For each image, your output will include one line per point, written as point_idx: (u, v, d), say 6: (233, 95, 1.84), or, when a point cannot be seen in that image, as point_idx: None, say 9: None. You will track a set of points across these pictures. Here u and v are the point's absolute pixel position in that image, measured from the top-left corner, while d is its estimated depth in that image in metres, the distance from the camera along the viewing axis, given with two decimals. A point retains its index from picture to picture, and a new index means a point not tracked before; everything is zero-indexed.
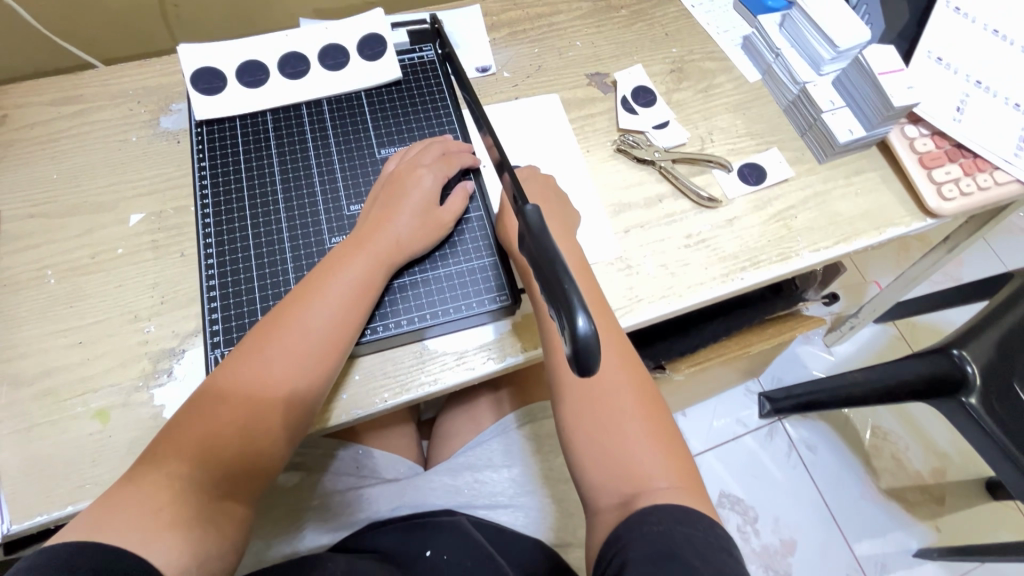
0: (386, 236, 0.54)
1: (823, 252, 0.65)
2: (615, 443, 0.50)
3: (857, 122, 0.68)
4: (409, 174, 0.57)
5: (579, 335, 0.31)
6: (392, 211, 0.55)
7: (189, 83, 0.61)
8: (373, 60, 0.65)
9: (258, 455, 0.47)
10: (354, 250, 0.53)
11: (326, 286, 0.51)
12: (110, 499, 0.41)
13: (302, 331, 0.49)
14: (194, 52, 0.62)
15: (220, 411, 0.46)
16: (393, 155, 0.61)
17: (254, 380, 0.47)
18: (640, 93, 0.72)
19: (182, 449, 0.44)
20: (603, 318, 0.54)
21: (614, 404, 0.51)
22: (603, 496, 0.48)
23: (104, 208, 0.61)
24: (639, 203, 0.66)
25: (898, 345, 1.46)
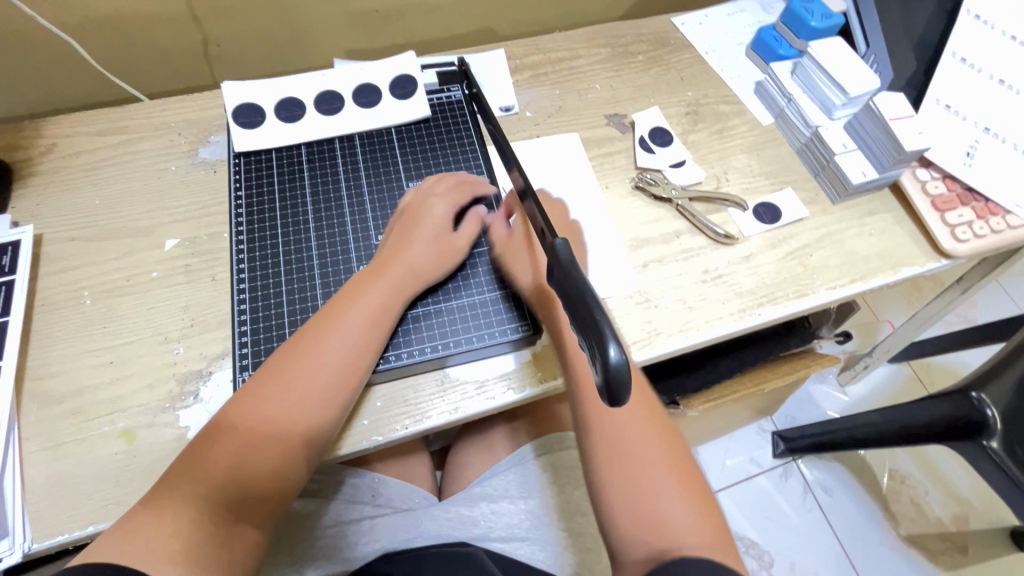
0: (404, 262, 0.56)
1: (839, 290, 0.66)
2: (639, 492, 0.49)
3: (869, 164, 0.70)
4: (424, 203, 0.60)
5: (611, 364, 0.33)
6: (411, 240, 0.58)
7: (231, 116, 0.65)
8: (405, 98, 0.69)
9: (278, 480, 0.47)
10: (374, 276, 0.55)
11: (347, 309, 0.53)
12: (132, 520, 0.42)
13: (322, 351, 0.50)
14: (238, 88, 0.66)
15: (239, 433, 0.46)
16: (410, 188, 0.64)
17: (274, 400, 0.48)
18: (658, 134, 0.75)
19: (204, 471, 0.44)
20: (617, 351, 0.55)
21: (633, 448, 0.51)
22: (628, 549, 0.48)
23: (141, 233, 0.63)
24: (656, 238, 0.68)
25: (913, 386, 1.45)
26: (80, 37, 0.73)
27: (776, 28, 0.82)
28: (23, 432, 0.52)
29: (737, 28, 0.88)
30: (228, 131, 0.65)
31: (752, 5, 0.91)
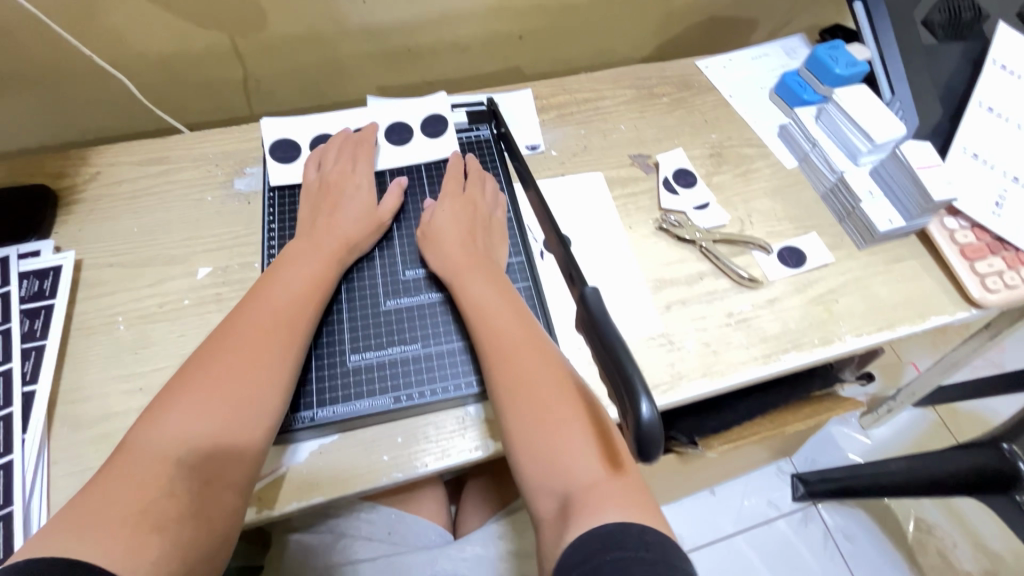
0: (338, 232, 0.60)
1: (865, 337, 0.65)
2: (545, 439, 0.49)
3: (896, 212, 0.70)
4: (344, 177, 0.65)
5: (644, 420, 0.33)
6: (333, 210, 0.62)
7: (268, 150, 0.68)
8: (435, 137, 0.71)
9: (237, 442, 0.47)
10: (311, 246, 0.58)
11: (288, 276, 0.56)
12: (90, 497, 0.42)
13: (268, 310, 0.53)
14: (277, 124, 0.70)
15: (190, 392, 0.47)
16: (309, 162, 0.67)
17: (223, 361, 0.49)
18: (682, 175, 0.76)
19: (162, 439, 0.45)
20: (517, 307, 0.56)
21: (529, 389, 0.51)
22: (540, 501, 0.48)
23: (176, 261, 0.65)
24: (679, 279, 0.68)
25: (939, 431, 1.41)
26: (129, 73, 0.77)
27: (800, 73, 0.83)
28: (52, 454, 0.53)
29: (761, 71, 0.89)
30: (264, 164, 0.68)
31: (776, 50, 0.92)
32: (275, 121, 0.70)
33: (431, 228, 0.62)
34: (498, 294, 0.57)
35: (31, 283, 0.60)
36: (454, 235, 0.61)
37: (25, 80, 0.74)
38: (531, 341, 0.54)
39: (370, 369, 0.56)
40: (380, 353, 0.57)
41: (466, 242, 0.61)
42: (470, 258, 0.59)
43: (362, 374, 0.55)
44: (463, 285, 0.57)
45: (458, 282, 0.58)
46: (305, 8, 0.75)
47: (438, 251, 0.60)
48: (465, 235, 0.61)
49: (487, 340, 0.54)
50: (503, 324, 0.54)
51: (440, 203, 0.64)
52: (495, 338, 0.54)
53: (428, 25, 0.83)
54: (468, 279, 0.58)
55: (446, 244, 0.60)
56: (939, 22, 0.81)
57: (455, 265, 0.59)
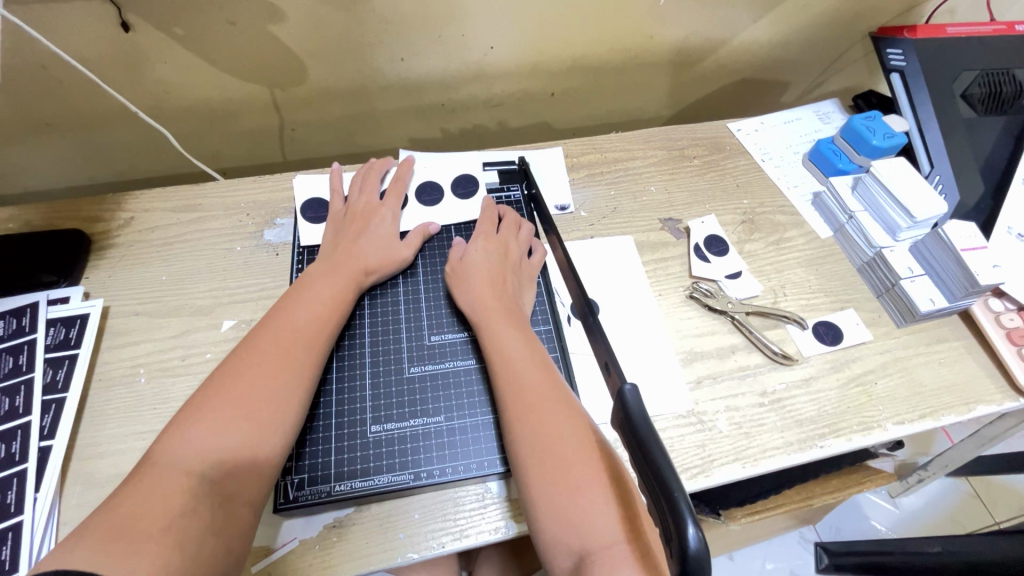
0: (360, 258, 0.62)
1: (908, 425, 0.62)
2: (560, 489, 0.46)
3: (938, 292, 0.68)
4: (370, 210, 0.67)
5: (690, 547, 0.30)
6: (357, 236, 0.64)
7: (300, 210, 0.70)
8: (465, 197, 0.72)
9: (259, 455, 0.45)
10: (332, 269, 0.60)
11: (311, 296, 0.56)
12: (107, 517, 0.39)
13: (291, 326, 0.53)
14: (312, 182, 0.73)
15: (214, 405, 0.46)
16: (333, 195, 0.70)
17: (247, 374, 0.48)
18: (713, 242, 0.75)
19: (185, 453, 0.43)
20: (532, 346, 0.55)
21: (546, 434, 0.48)
22: (555, 558, 0.44)
23: (201, 312, 0.64)
24: (710, 352, 0.66)
25: (973, 505, 1.33)
26: (170, 120, 0.79)
27: (835, 141, 0.82)
28: (63, 514, 0.51)
29: (794, 136, 0.89)
30: (297, 224, 0.69)
31: (809, 114, 0.92)
32: (310, 181, 0.73)
33: (461, 270, 0.63)
34: (520, 336, 0.56)
35: (57, 331, 0.60)
36: (482, 277, 0.61)
37: (70, 125, 0.76)
38: (546, 378, 0.53)
39: (392, 441, 0.54)
40: (403, 424, 0.55)
41: (493, 284, 0.61)
42: (496, 300, 0.59)
43: (384, 445, 0.54)
44: (488, 328, 0.57)
45: (484, 324, 0.58)
46: (343, 64, 0.76)
47: (467, 292, 0.61)
48: (493, 277, 0.61)
49: (507, 382, 0.53)
50: (522, 365, 0.53)
51: (471, 245, 0.65)
52: (515, 380, 0.52)
53: (462, 82, 0.84)
54: (495, 321, 0.57)
55: (474, 285, 0.61)
56: (979, 96, 0.80)
57: (482, 307, 0.59)
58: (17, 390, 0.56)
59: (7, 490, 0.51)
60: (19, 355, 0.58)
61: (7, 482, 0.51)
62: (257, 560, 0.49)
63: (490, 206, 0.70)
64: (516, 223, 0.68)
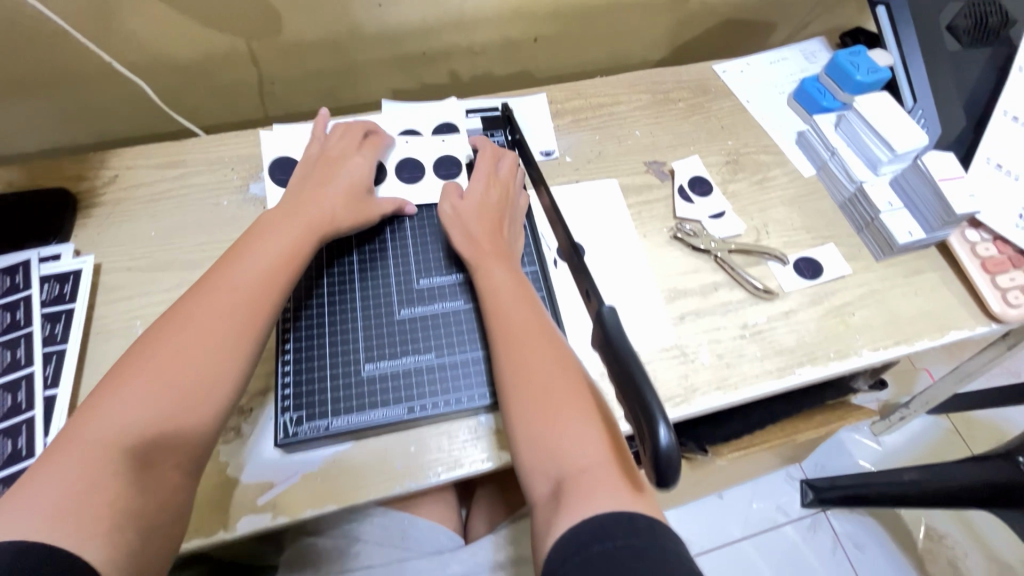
0: (321, 209, 0.58)
1: (883, 351, 0.65)
2: (544, 421, 0.48)
3: (916, 224, 0.69)
4: (341, 160, 0.63)
5: (661, 446, 0.32)
6: (321, 186, 0.60)
7: (269, 172, 0.70)
8: (438, 146, 0.72)
9: (198, 416, 0.44)
10: (287, 220, 0.56)
11: (253, 251, 0.53)
12: (18, 494, 0.38)
13: (223, 286, 0.50)
14: (276, 144, 0.72)
15: (146, 373, 0.44)
16: (311, 140, 0.67)
17: (180, 337, 0.46)
18: (698, 183, 0.75)
19: (103, 426, 0.41)
20: (520, 288, 0.57)
21: (534, 371, 0.50)
22: (534, 483, 0.46)
23: (193, 266, 0.65)
24: (694, 289, 0.67)
25: (951, 439, 1.39)
26: (150, 75, 0.78)
27: (820, 79, 0.81)
28: None
29: (780, 77, 0.88)
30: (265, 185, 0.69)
31: (795, 53, 0.91)
32: (274, 143, 0.72)
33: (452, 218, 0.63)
34: (511, 279, 0.57)
35: (51, 286, 0.61)
36: (476, 222, 0.61)
37: (44, 83, 0.75)
38: (533, 318, 0.54)
39: (384, 378, 0.56)
40: (394, 363, 0.57)
41: (485, 229, 0.61)
42: (487, 244, 0.60)
43: (378, 383, 0.56)
44: (483, 272, 0.58)
45: (478, 266, 0.58)
46: (320, 13, 0.75)
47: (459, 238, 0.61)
48: (486, 223, 0.61)
49: (497, 323, 0.54)
50: (510, 307, 0.55)
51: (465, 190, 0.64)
52: (506, 320, 0.54)
53: (444, 29, 0.82)
54: (488, 264, 0.58)
55: (466, 231, 0.61)
56: (964, 28, 0.79)
57: (476, 251, 0.59)
58: (17, 343, 0.57)
59: (17, 436, 0.53)
60: (16, 310, 0.59)
61: (17, 428, 0.53)
62: (263, 493, 0.52)
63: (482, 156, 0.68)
64: (508, 165, 0.67)
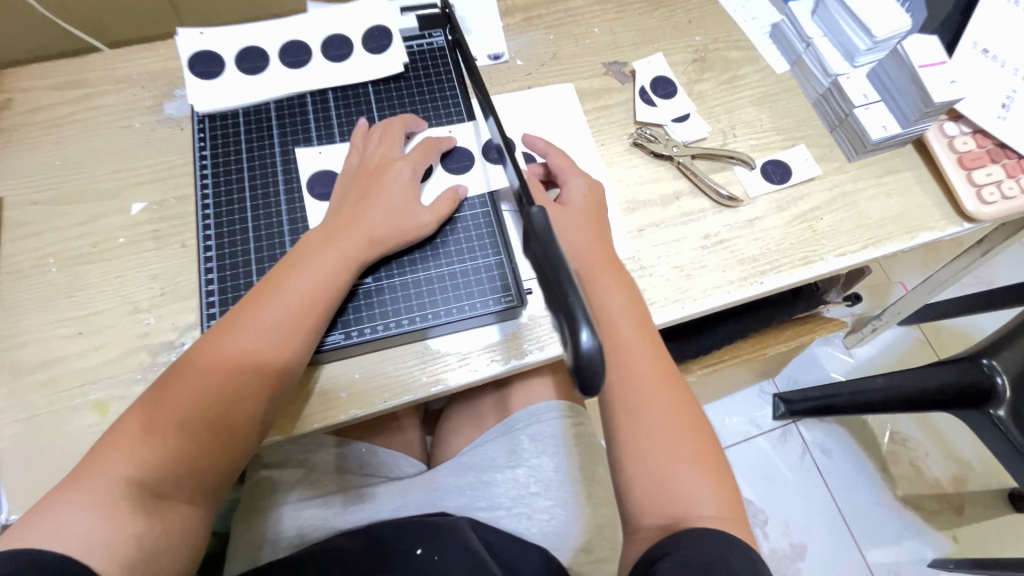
0: (359, 233, 0.52)
1: (850, 256, 0.62)
2: (646, 450, 0.49)
3: (892, 119, 0.64)
4: (384, 167, 0.56)
5: (583, 350, 0.30)
6: (365, 206, 0.53)
7: (306, 187, 0.57)
8: (378, 52, 0.62)
9: (221, 453, 0.48)
10: (322, 248, 0.52)
11: (283, 289, 0.50)
12: (56, 502, 0.43)
13: (250, 336, 0.49)
14: (315, 155, 0.58)
15: (180, 407, 0.47)
16: (351, 149, 0.58)
17: (217, 374, 0.48)
18: (660, 84, 0.69)
19: (125, 463, 0.45)
20: (636, 316, 0.52)
21: (640, 404, 0.50)
22: (644, 516, 0.48)
23: (107, 196, 0.59)
24: (654, 201, 0.63)
25: (921, 349, 1.41)
26: None
27: None
28: None
29: None
30: (301, 203, 0.57)
31: None
32: (311, 153, 0.58)
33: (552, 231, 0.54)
34: (626, 295, 0.53)
35: None
36: (577, 231, 0.54)
37: None
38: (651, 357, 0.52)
39: (377, 292, 0.55)
40: (372, 282, 0.55)
41: (595, 243, 0.54)
42: (602, 253, 0.54)
43: (358, 301, 0.54)
44: (595, 286, 0.52)
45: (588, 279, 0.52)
46: None
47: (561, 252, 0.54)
48: (594, 232, 0.55)
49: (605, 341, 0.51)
50: (631, 340, 0.51)
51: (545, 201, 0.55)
52: (616, 344, 0.51)
53: None
54: (601, 285, 0.52)
55: (571, 243, 0.53)
56: None
57: (589, 261, 0.53)
58: None
59: None
60: None
61: None
62: None
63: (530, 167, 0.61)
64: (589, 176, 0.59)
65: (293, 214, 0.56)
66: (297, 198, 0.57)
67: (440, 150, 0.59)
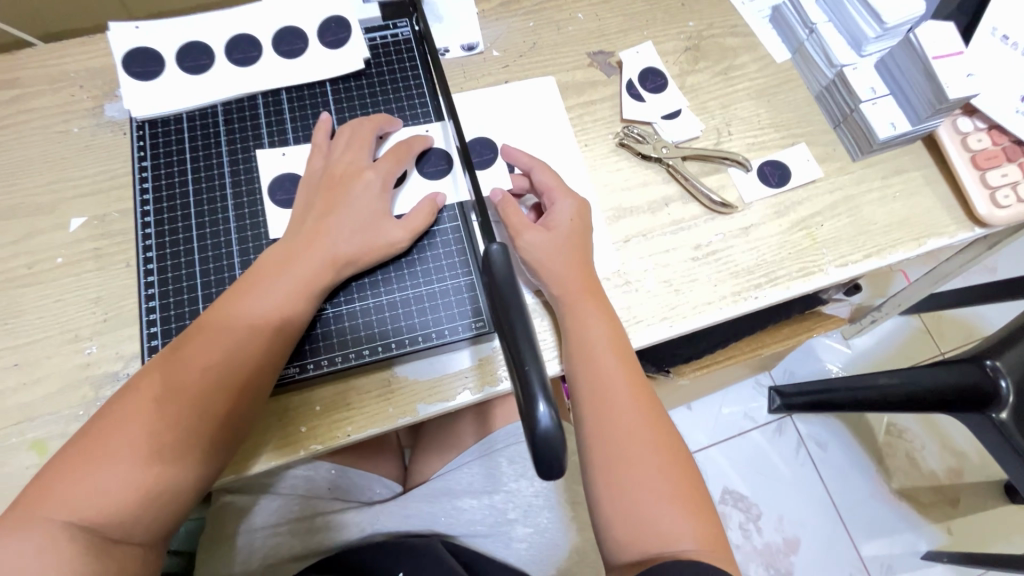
0: (324, 252, 0.47)
1: (852, 266, 0.58)
2: (624, 484, 0.46)
3: (902, 115, 0.59)
4: (351, 178, 0.50)
5: (539, 425, 0.28)
6: (330, 222, 0.48)
7: (267, 193, 0.54)
8: (335, 47, 0.57)
9: (170, 497, 0.42)
10: (283, 266, 0.47)
11: (240, 313, 0.45)
12: None
13: (202, 364, 0.43)
14: (278, 157, 0.55)
15: (123, 444, 0.41)
16: (314, 149, 0.53)
17: (165, 407, 0.42)
18: (649, 76, 0.63)
19: (64, 513, 0.39)
20: (614, 343, 0.49)
21: (619, 434, 0.47)
22: (619, 550, 0.45)
23: (43, 211, 0.54)
24: (641, 207, 0.58)
25: (922, 339, 1.32)
26: None
27: None
28: None
29: None
30: (261, 211, 0.53)
31: None
32: (273, 156, 0.55)
33: (535, 260, 0.51)
34: (606, 320, 0.50)
35: None
36: (560, 255, 0.51)
37: None
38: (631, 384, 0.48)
39: (340, 319, 0.50)
40: (334, 308, 0.50)
41: (578, 267, 0.51)
42: (583, 278, 0.51)
43: (320, 327, 0.50)
44: (575, 313, 0.50)
45: (567, 307, 0.50)
46: None
47: (541, 278, 0.51)
48: (577, 256, 0.51)
49: (584, 369, 0.48)
50: (610, 370, 0.48)
51: (529, 228, 0.51)
52: (594, 372, 0.48)
53: None
54: (580, 313, 0.50)
55: (551, 270, 0.50)
56: None
57: (569, 287, 0.50)
58: None
59: None
60: None
61: None
62: None
63: (513, 180, 0.57)
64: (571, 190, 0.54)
65: (252, 225, 0.53)
66: (256, 206, 0.53)
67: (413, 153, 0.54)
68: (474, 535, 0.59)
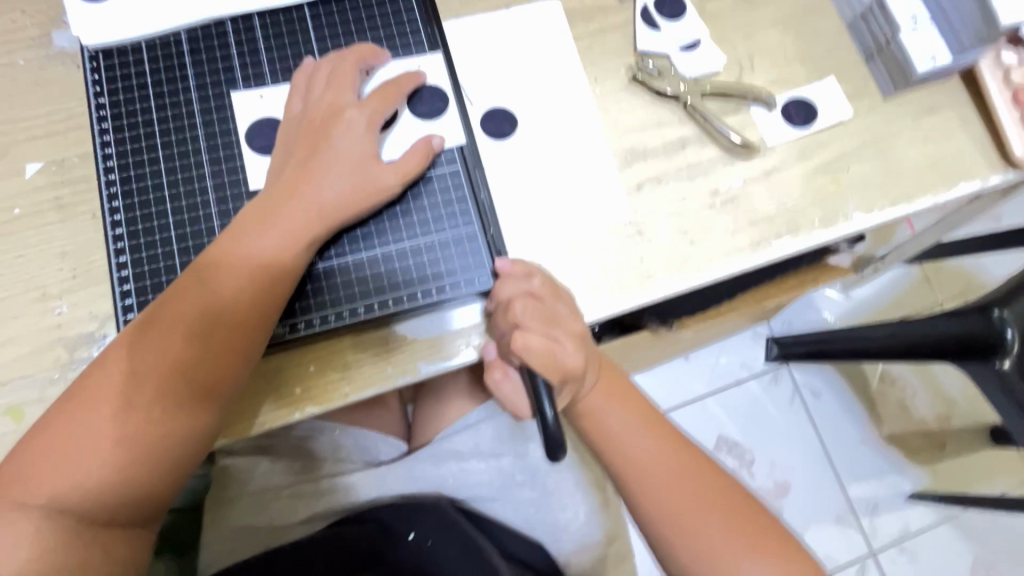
0: (307, 203, 0.43)
1: (877, 214, 0.54)
2: (679, 530, 0.46)
3: (943, 46, 0.54)
4: (335, 119, 0.45)
5: (548, 423, 0.41)
6: (315, 170, 0.44)
7: (245, 138, 0.48)
8: None
9: (161, 467, 0.39)
10: (263, 224, 0.42)
11: (217, 275, 0.41)
12: None
13: (183, 327, 0.40)
14: (254, 100, 0.49)
15: (103, 415, 0.38)
16: (291, 91, 0.48)
17: (146, 376, 0.39)
18: (667, 1, 0.57)
19: (48, 491, 0.37)
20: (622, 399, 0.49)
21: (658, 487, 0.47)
22: None
23: None
24: (655, 149, 0.54)
25: (920, 289, 1.29)
26: None
27: None
28: None
29: None
30: (237, 157, 0.48)
31: None
32: (249, 98, 0.49)
33: None
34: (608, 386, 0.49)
35: None
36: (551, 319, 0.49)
37: None
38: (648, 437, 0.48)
39: (332, 276, 0.46)
40: (325, 263, 0.46)
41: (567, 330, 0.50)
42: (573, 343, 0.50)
43: (310, 284, 0.46)
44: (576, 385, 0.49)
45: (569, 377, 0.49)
46: None
47: None
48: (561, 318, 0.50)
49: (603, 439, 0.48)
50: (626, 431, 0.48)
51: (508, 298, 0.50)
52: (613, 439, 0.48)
53: None
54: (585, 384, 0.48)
55: None
56: None
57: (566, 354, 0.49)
58: None
59: None
60: None
61: None
62: None
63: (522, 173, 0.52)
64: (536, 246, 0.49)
65: (227, 171, 0.48)
66: (231, 149, 0.48)
67: (403, 93, 0.48)
68: (481, 492, 0.58)
